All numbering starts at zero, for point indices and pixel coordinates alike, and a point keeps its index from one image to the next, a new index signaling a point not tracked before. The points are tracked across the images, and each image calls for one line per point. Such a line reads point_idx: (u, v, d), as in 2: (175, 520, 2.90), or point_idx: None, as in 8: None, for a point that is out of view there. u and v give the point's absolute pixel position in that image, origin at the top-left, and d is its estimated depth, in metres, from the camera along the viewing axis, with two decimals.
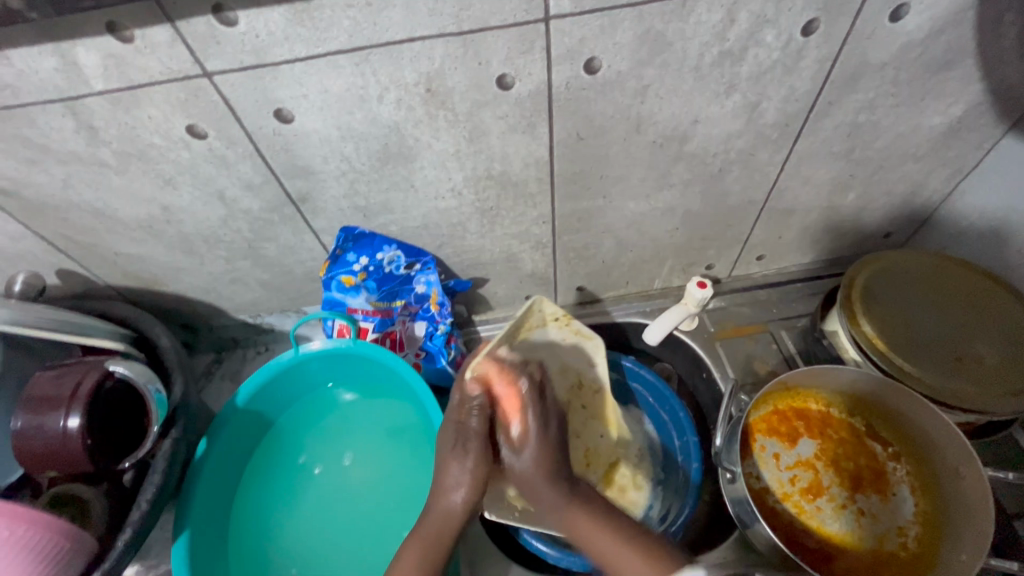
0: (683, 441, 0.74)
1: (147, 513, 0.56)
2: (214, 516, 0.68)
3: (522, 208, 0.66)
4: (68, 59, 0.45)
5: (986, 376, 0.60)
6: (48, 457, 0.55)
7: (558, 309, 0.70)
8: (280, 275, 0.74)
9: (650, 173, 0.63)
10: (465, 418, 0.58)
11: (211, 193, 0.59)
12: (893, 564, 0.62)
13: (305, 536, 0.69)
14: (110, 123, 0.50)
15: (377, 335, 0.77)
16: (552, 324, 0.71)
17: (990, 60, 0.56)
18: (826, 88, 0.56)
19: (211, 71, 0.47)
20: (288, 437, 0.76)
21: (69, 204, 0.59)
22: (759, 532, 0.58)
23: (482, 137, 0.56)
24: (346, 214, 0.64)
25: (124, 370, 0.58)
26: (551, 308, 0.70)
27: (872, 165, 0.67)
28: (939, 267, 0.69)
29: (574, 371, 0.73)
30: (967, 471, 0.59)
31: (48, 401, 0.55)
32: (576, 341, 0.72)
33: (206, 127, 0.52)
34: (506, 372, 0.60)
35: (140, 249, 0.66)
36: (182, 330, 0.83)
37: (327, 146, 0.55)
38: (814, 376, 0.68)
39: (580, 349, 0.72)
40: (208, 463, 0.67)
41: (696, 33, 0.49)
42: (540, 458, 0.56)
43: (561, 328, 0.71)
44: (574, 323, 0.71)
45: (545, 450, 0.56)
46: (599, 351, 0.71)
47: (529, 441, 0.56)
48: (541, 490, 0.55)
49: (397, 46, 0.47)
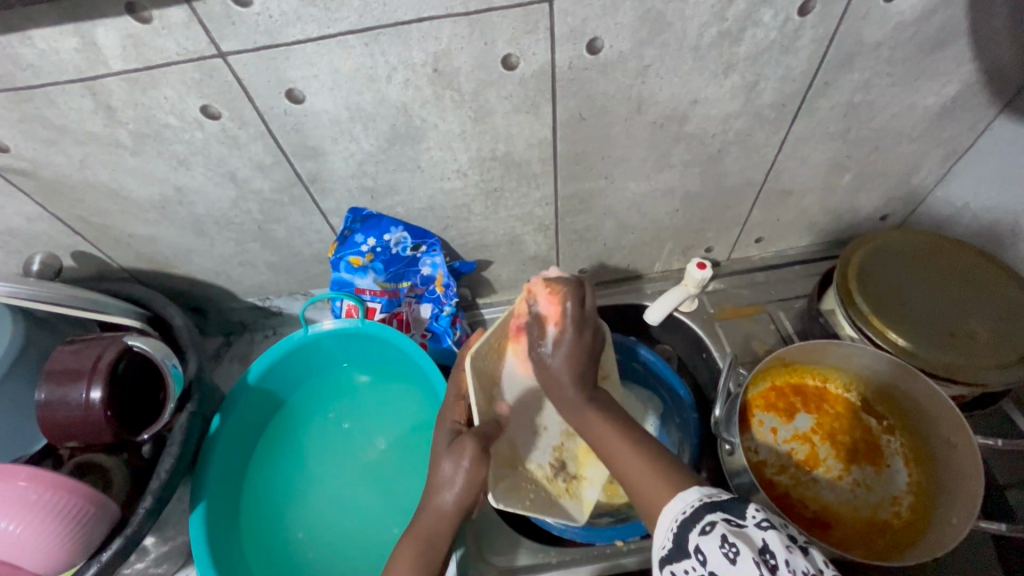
0: (683, 418, 0.76)
1: (166, 482, 0.58)
2: (229, 490, 0.70)
3: (525, 189, 0.68)
4: (88, 40, 0.46)
5: (978, 350, 0.62)
6: (71, 427, 0.57)
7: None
8: (288, 256, 0.76)
9: (651, 154, 0.65)
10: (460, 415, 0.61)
11: (222, 174, 0.61)
12: (886, 531, 0.65)
13: (318, 509, 0.71)
14: (126, 104, 0.52)
15: (384, 316, 0.79)
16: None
17: (983, 39, 0.57)
18: (822, 68, 0.58)
19: (226, 51, 0.48)
20: (299, 417, 0.78)
21: (85, 185, 0.61)
22: (758, 502, 0.60)
23: (487, 118, 0.57)
24: (354, 195, 0.66)
25: (143, 345, 0.60)
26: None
27: (869, 146, 0.69)
28: (932, 245, 0.70)
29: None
30: (957, 440, 0.61)
31: (71, 373, 0.57)
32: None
33: (220, 107, 0.53)
34: (550, 284, 0.56)
35: (153, 230, 0.68)
36: (192, 313, 0.84)
37: (336, 126, 0.56)
38: (811, 352, 0.69)
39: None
40: (221, 439, 0.69)
41: (696, 13, 0.50)
42: (570, 359, 0.53)
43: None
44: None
45: (579, 350, 0.53)
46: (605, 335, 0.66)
47: (563, 341, 0.53)
48: (563, 388, 0.53)
49: (406, 27, 0.48)
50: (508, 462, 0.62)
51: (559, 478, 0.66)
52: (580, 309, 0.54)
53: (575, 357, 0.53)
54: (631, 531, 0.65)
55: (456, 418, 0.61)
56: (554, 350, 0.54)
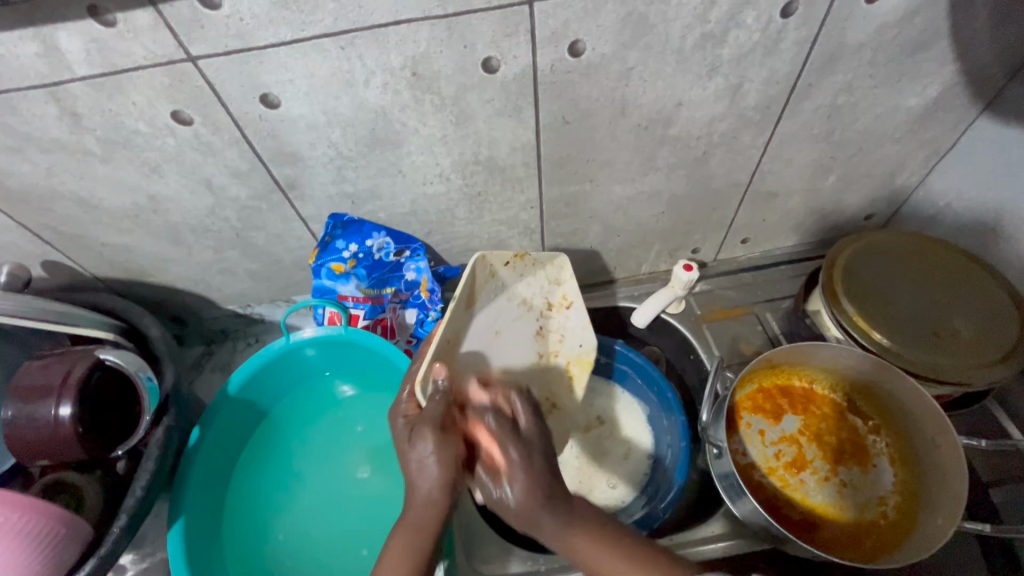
0: (671, 421, 0.76)
1: (142, 499, 0.56)
2: (209, 504, 0.69)
3: (510, 192, 0.67)
4: (50, 44, 0.44)
5: (961, 349, 0.62)
6: (39, 446, 0.55)
7: (507, 254, 0.66)
8: (269, 263, 0.74)
9: (636, 157, 0.64)
10: (412, 410, 0.57)
11: (197, 181, 0.59)
12: (873, 532, 0.65)
13: (301, 520, 0.70)
14: (93, 111, 0.50)
15: (368, 322, 0.78)
16: (503, 269, 0.67)
17: (963, 41, 0.58)
18: (806, 70, 0.57)
19: (195, 55, 0.47)
20: (282, 426, 0.77)
21: (53, 193, 0.58)
22: (746, 506, 0.60)
23: (468, 121, 0.56)
24: (335, 201, 0.64)
25: (116, 358, 0.59)
26: (498, 256, 0.66)
27: (852, 147, 0.69)
28: (915, 244, 0.71)
29: (538, 297, 0.71)
30: (942, 439, 0.62)
31: (39, 390, 0.55)
32: (538, 271, 0.70)
33: (192, 113, 0.52)
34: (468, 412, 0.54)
35: (127, 239, 0.66)
36: (170, 322, 0.83)
37: (314, 131, 0.55)
38: (798, 354, 0.69)
39: (540, 274, 0.70)
40: (199, 453, 0.67)
41: (678, 15, 0.50)
42: (529, 488, 0.48)
43: (515, 267, 0.68)
44: (528, 257, 0.68)
45: (536, 477, 0.49)
46: (565, 268, 0.70)
47: (513, 466, 0.49)
48: (539, 514, 0.48)
49: (382, 30, 0.47)
50: None
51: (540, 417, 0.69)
52: (513, 428, 0.52)
53: (531, 480, 0.49)
54: None
55: (406, 413, 0.57)
56: (508, 484, 0.49)
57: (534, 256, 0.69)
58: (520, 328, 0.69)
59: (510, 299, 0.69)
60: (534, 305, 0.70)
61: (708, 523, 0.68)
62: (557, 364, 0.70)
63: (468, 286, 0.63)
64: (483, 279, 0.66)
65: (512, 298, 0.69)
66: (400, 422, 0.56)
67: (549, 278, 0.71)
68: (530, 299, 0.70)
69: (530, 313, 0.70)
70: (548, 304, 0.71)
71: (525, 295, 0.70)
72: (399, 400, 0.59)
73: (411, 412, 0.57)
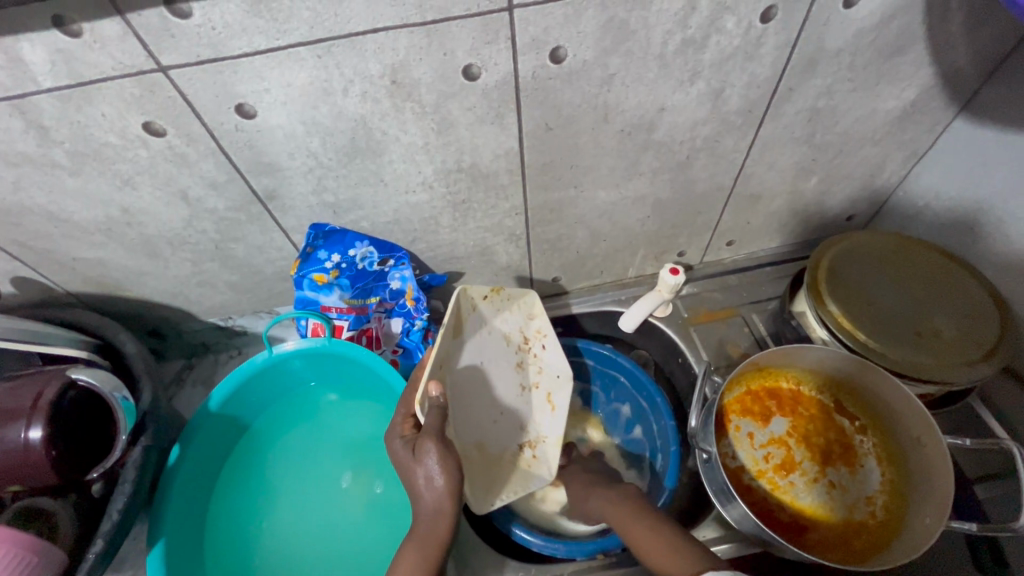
0: (661, 425, 0.76)
1: (119, 523, 0.55)
2: (189, 524, 0.67)
3: (494, 200, 0.66)
4: (13, 56, 0.43)
5: (944, 349, 0.63)
6: (9, 471, 0.53)
7: (484, 288, 0.69)
8: (250, 275, 0.72)
9: (619, 162, 0.64)
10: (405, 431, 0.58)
11: (173, 193, 0.58)
12: (863, 532, 0.65)
13: (286, 539, 0.68)
14: (60, 123, 0.48)
15: (352, 333, 0.77)
16: (483, 303, 0.70)
17: (939, 44, 0.58)
18: (787, 74, 0.58)
19: (166, 65, 0.45)
20: (266, 440, 0.75)
21: (20, 208, 0.56)
22: (737, 510, 0.59)
23: (451, 129, 0.56)
24: (316, 211, 0.63)
25: (88, 378, 0.57)
26: (478, 290, 0.69)
27: (833, 150, 0.69)
28: (899, 245, 0.71)
29: (515, 332, 0.72)
30: (926, 439, 0.62)
31: (6, 414, 0.53)
32: (512, 306, 0.72)
33: (164, 124, 0.50)
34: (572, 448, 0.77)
35: (101, 253, 0.64)
36: (149, 337, 0.81)
37: (292, 141, 0.54)
38: (785, 357, 0.70)
39: (516, 308, 0.72)
40: (180, 470, 0.66)
41: (659, 21, 0.50)
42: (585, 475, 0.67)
43: (493, 301, 0.70)
44: (504, 291, 0.71)
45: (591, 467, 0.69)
46: (536, 304, 0.72)
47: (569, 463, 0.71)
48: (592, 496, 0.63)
49: (360, 38, 0.46)
50: (478, 458, 0.67)
51: (523, 449, 0.69)
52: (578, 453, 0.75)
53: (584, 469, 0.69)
54: (613, 543, 0.64)
55: (404, 433, 0.58)
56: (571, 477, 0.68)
57: (510, 290, 0.71)
58: (502, 363, 0.71)
59: (491, 333, 0.71)
60: (513, 340, 0.72)
61: (703, 529, 0.68)
62: (540, 394, 0.72)
63: (450, 321, 0.66)
64: (464, 314, 0.68)
65: (493, 333, 0.71)
66: (398, 443, 0.56)
67: (525, 312, 0.73)
68: (510, 334, 0.72)
69: (508, 349, 0.71)
70: (525, 338, 0.72)
71: (506, 331, 0.72)
72: (393, 421, 0.59)
73: (408, 432, 0.57)
